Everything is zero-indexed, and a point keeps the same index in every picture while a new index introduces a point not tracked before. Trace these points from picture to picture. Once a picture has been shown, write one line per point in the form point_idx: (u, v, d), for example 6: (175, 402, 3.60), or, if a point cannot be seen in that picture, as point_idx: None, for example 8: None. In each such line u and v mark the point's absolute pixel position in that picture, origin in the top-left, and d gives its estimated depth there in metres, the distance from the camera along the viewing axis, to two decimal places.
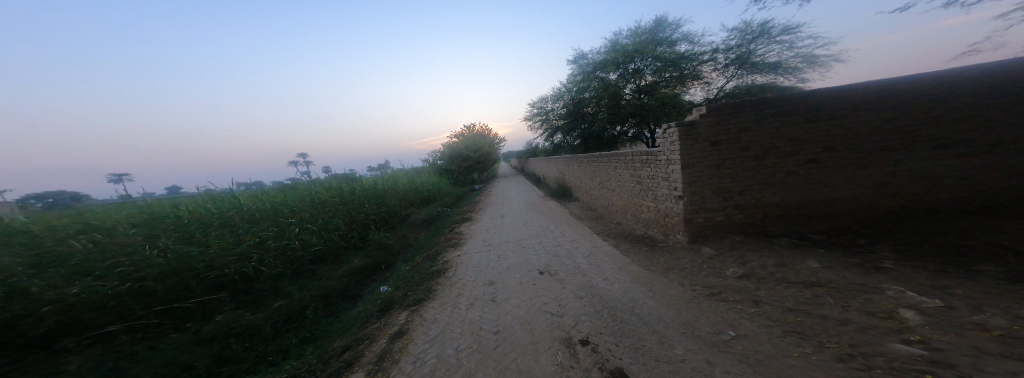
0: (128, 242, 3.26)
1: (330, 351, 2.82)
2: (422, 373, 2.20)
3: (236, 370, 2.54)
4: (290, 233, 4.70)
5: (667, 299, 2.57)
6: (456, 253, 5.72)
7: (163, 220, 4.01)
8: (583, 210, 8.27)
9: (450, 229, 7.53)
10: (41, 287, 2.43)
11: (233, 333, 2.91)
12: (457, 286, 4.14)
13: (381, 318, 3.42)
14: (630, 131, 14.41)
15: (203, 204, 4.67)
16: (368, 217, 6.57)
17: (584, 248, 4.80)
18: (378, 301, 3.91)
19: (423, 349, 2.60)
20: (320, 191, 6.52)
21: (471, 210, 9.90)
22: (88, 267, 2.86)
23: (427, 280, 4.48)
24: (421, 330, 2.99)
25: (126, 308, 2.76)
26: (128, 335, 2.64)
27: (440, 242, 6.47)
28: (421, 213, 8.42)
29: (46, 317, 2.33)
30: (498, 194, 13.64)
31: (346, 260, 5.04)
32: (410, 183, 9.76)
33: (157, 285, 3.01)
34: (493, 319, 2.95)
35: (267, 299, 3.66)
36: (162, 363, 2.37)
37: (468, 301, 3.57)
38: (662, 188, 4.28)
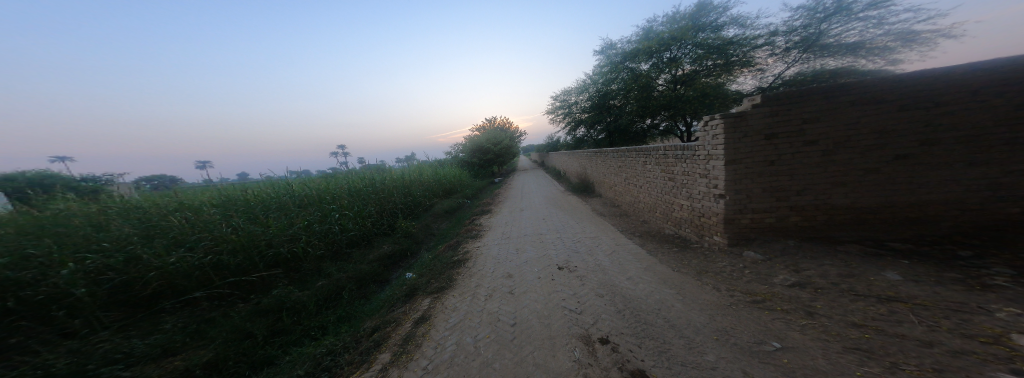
0: (209, 220, 3.69)
1: (361, 331, 2.97)
2: (443, 359, 2.24)
3: (285, 342, 2.77)
4: (331, 217, 5.01)
5: (699, 302, 2.36)
6: (476, 244, 5.78)
7: (236, 202, 4.49)
8: (606, 206, 7.97)
9: (470, 221, 7.62)
10: (149, 254, 2.92)
11: (284, 308, 3.19)
12: (477, 276, 4.17)
13: (407, 303, 3.54)
14: (662, 125, 13.49)
15: (264, 189, 5.17)
16: (396, 206, 6.84)
17: (608, 245, 4.60)
18: (403, 286, 4.06)
19: (444, 335, 2.64)
20: (355, 180, 6.90)
21: (492, 203, 9.93)
22: (182, 239, 3.31)
23: (448, 269, 4.58)
24: (442, 317, 3.04)
25: (207, 278, 3.15)
26: (208, 302, 3.03)
27: (462, 233, 6.56)
28: (443, 204, 8.63)
29: (152, 281, 2.81)
30: (518, 187, 13.59)
31: (377, 245, 5.30)
32: (434, 175, 10.02)
33: (231, 259, 3.37)
34: (511, 311, 2.91)
35: (312, 277, 3.94)
36: (232, 330, 2.68)
37: (488, 291, 3.58)
38: (698, 185, 3.94)
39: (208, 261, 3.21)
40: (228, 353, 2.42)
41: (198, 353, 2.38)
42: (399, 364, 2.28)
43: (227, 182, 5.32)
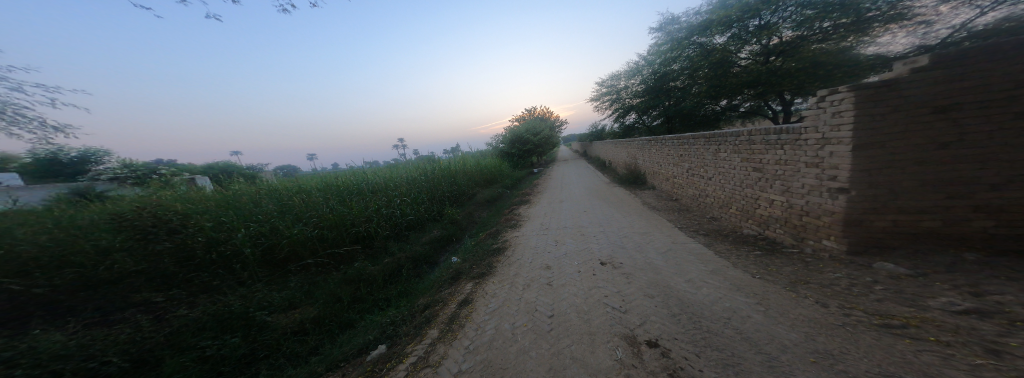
0: (312, 203, 4.53)
1: (415, 307, 3.24)
2: (482, 342, 2.31)
3: (362, 309, 3.24)
4: (394, 203, 5.55)
5: (793, 318, 1.94)
6: (516, 234, 5.82)
7: (332, 189, 5.42)
8: (661, 200, 7.22)
9: (509, 211, 7.67)
10: (283, 225, 3.83)
11: (363, 279, 3.70)
12: (515, 266, 4.19)
13: (452, 285, 3.75)
14: (744, 105, 11.10)
15: (347, 179, 6.09)
16: (444, 194, 7.22)
17: (664, 243, 4.14)
18: (449, 270, 4.31)
19: (484, 320, 2.72)
20: (408, 171, 7.53)
21: (533, 194, 9.81)
22: (300, 215, 4.21)
23: (489, 256, 4.71)
24: (483, 301, 3.13)
25: (315, 247, 3.94)
26: (315, 268, 3.79)
27: (501, 223, 6.64)
28: (485, 193, 8.81)
29: (284, 247, 3.67)
30: (559, 177, 13.23)
31: (428, 230, 5.70)
32: (477, 165, 10.34)
33: (328, 234, 4.13)
34: (548, 302, 2.85)
35: (380, 255, 4.47)
36: (328, 293, 3.31)
37: (525, 281, 3.57)
38: (803, 177, 3.16)
39: (316, 234, 4.04)
40: (325, 312, 3.01)
41: (304, 310, 3.06)
42: (444, 341, 2.43)
43: (323, 173, 6.50)
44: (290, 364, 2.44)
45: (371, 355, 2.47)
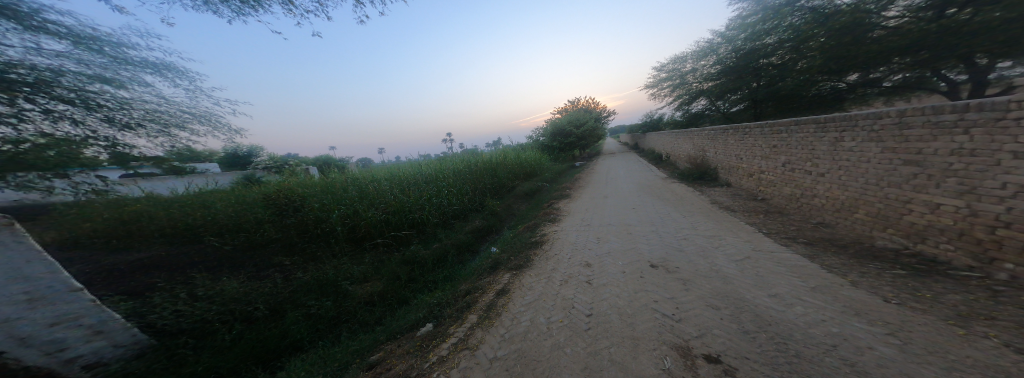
0: (379, 191, 5.20)
1: (457, 292, 3.45)
2: (517, 332, 2.38)
3: (415, 289, 3.59)
4: (443, 193, 5.94)
5: (927, 356, 1.49)
6: (554, 228, 5.71)
7: (393, 180, 6.09)
8: (740, 199, 6.19)
9: (549, 205, 7.52)
10: (361, 210, 4.53)
11: (416, 262, 4.09)
12: (552, 260, 4.12)
13: (491, 275, 3.88)
14: (892, 78, 6.73)
15: (404, 172, 6.77)
16: (487, 185, 7.41)
17: (737, 249, 3.58)
18: (488, 259, 4.46)
19: (520, 311, 2.76)
20: (455, 163, 7.97)
21: (575, 188, 9.43)
22: (372, 200, 4.90)
23: (527, 249, 4.74)
24: (519, 293, 3.18)
25: (381, 230, 4.48)
26: (383, 248, 4.34)
27: (540, 216, 6.59)
28: (525, 186, 8.78)
29: (360, 228, 4.34)
30: (603, 172, 12.52)
31: (471, 219, 5.95)
32: (517, 158, 10.38)
33: (390, 218, 4.64)
34: (586, 301, 2.76)
35: (431, 240, 4.85)
36: (389, 272, 3.76)
37: (563, 277, 3.50)
38: (1003, 174, 2.22)
39: (384, 218, 4.61)
40: (388, 289, 3.42)
41: (373, 284, 3.49)
42: (482, 327, 2.57)
43: (386, 167, 7.40)
44: (359, 331, 2.89)
45: (420, 332, 2.73)
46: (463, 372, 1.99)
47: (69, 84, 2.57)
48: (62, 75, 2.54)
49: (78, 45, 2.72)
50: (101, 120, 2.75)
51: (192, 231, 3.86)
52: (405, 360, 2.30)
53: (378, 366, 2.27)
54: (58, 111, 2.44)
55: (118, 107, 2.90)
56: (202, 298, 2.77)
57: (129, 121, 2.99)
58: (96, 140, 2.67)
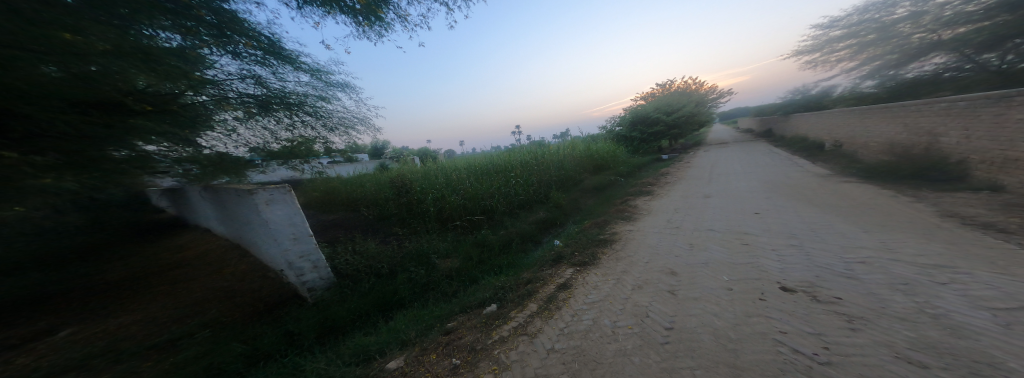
0: (459, 180, 6.06)
1: (519, 279, 3.77)
2: (578, 329, 2.65)
3: (486, 269, 4.02)
4: (510, 183, 6.37)
5: None
6: (627, 228, 5.28)
7: (468, 169, 6.93)
8: (967, 208, 3.95)
9: (622, 201, 6.89)
10: (444, 195, 5.43)
11: (487, 245, 4.59)
12: (624, 262, 4.00)
13: (553, 267, 4.05)
14: None
15: (479, 162, 7.58)
16: (552, 178, 7.41)
17: (915, 275, 2.48)
18: (551, 251, 4.57)
19: (581, 309, 3.01)
20: (523, 154, 8.37)
21: (658, 185, 8.25)
22: (454, 186, 5.80)
23: (593, 246, 4.64)
24: (582, 290, 3.42)
25: (452, 213, 5.17)
26: (463, 228, 5.07)
27: (611, 212, 6.15)
28: (594, 179, 8.28)
29: (445, 208, 5.22)
30: (701, 166, 10.42)
31: (534, 210, 6.09)
32: (586, 150, 9.74)
33: (465, 203, 5.34)
34: (665, 312, 2.64)
35: (499, 225, 5.34)
36: (465, 251, 4.36)
37: (634, 282, 3.41)
38: None
39: (463, 203, 5.37)
40: (463, 267, 3.99)
41: (447, 263, 4.06)
42: (541, 316, 2.94)
43: (466, 157, 8.49)
44: (439, 299, 3.41)
45: (485, 310, 3.18)
46: (520, 355, 2.36)
47: (311, 104, 4.48)
48: (308, 98, 4.41)
49: (315, 77, 4.43)
50: (320, 126, 4.76)
51: (352, 204, 5.82)
52: (472, 332, 2.80)
53: (451, 333, 2.79)
54: (304, 122, 4.50)
55: (328, 117, 4.81)
56: (362, 251, 4.10)
57: (330, 126, 4.90)
58: (317, 139, 4.73)
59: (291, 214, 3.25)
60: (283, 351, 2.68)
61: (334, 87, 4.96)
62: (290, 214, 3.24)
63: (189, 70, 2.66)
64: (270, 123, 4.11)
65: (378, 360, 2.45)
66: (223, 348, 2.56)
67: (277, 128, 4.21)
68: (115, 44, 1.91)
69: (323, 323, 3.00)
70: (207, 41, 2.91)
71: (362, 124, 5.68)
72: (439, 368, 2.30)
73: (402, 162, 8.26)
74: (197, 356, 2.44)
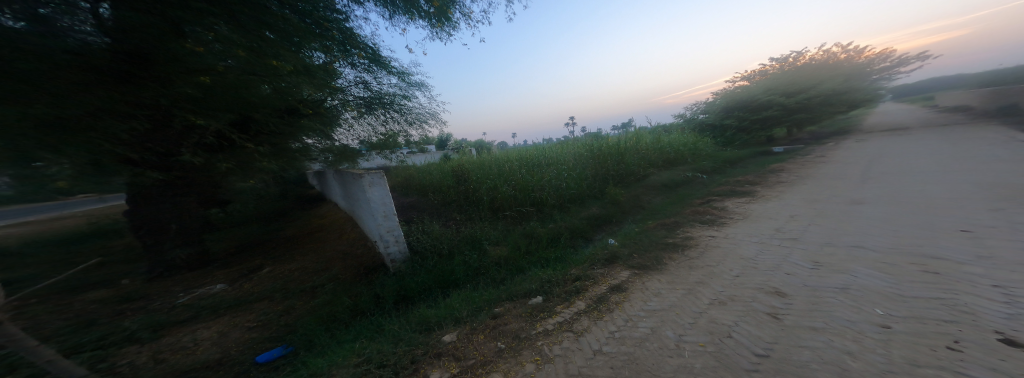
0: (511, 171, 6.34)
1: (567, 275, 3.66)
2: (632, 335, 2.55)
3: (534, 262, 4.04)
4: (561, 177, 6.25)
5: None
6: (707, 235, 4.43)
7: (519, 161, 7.16)
8: None
9: (701, 202, 5.80)
10: (498, 186, 5.78)
11: (534, 237, 4.65)
12: (700, 272, 3.41)
13: (606, 267, 3.77)
14: None
15: (531, 154, 7.72)
16: (609, 172, 6.85)
17: None
18: (604, 250, 4.27)
19: (637, 315, 2.83)
20: (578, 147, 8.03)
21: (759, 184, 6.57)
22: (506, 177, 6.10)
23: (657, 249, 4.11)
24: (640, 295, 3.14)
25: (505, 203, 5.50)
26: (514, 218, 5.30)
27: (685, 214, 5.27)
28: (663, 175, 7.25)
29: (498, 197, 5.58)
30: (835, 160, 7.73)
31: (587, 206, 5.80)
32: (656, 141, 8.53)
33: (516, 195, 5.56)
34: (758, 337, 2.20)
35: (547, 218, 5.34)
36: (514, 241, 4.51)
37: (714, 297, 2.93)
38: None
39: (514, 194, 5.60)
40: (512, 257, 4.10)
41: (498, 249, 4.29)
42: (589, 315, 2.86)
43: (519, 149, 8.78)
44: (489, 284, 3.55)
45: (530, 301, 3.22)
46: (564, 350, 2.44)
47: (398, 103, 5.55)
48: (396, 98, 5.48)
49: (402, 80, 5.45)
50: (404, 122, 5.86)
51: (424, 189, 6.88)
52: (517, 321, 2.91)
53: (498, 317, 2.96)
54: (393, 119, 5.67)
55: (409, 113, 5.83)
56: (431, 232, 4.58)
57: (412, 121, 5.92)
58: (401, 133, 5.92)
59: (384, 194, 3.86)
60: (372, 309, 3.31)
61: (413, 86, 6.02)
62: (383, 195, 3.85)
63: (328, 80, 3.99)
64: (373, 121, 5.55)
65: (435, 331, 2.82)
66: (341, 300, 3.44)
67: (375, 124, 5.55)
68: (298, 67, 3.37)
69: (399, 291, 3.48)
70: (337, 56, 4.08)
71: (432, 118, 6.61)
72: (486, 349, 2.53)
73: (463, 153, 9.26)
74: (327, 301, 3.43)
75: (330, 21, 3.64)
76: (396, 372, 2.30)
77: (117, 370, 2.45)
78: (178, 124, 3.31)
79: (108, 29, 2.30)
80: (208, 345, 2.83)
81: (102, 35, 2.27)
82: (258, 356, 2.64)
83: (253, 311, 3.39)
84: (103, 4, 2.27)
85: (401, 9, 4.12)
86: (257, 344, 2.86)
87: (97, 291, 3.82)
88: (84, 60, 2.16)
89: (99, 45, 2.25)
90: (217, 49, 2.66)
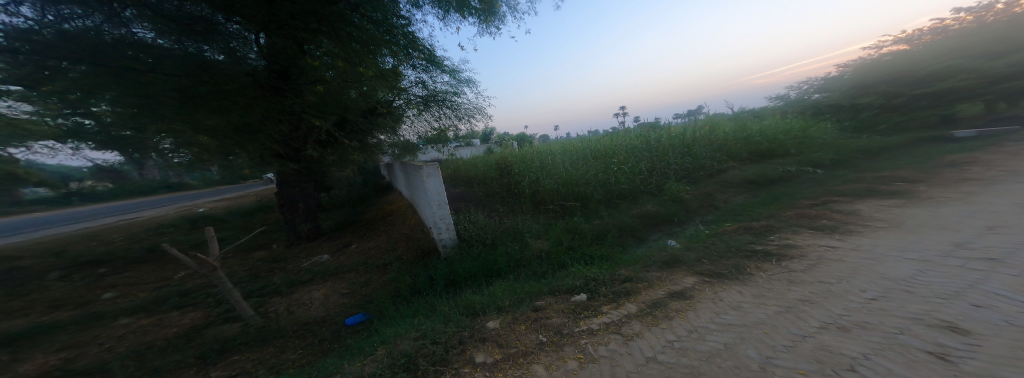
0: (554, 164, 6.25)
1: (615, 276, 3.34)
2: (696, 348, 2.13)
3: (578, 258, 3.85)
4: (610, 170, 5.81)
5: None
6: (819, 245, 3.35)
7: (562, 153, 7.02)
8: None
9: (808, 204, 4.51)
10: (540, 180, 5.75)
11: (577, 233, 4.43)
12: (806, 288, 2.61)
13: (665, 271, 3.29)
14: None
15: (576, 146, 7.47)
16: (670, 166, 6.02)
17: None
18: (662, 252, 3.76)
19: (706, 328, 2.36)
20: (629, 137, 7.29)
21: (918, 182, 4.68)
22: (550, 171, 6.02)
23: (738, 257, 3.37)
24: (711, 306, 2.62)
25: (547, 196, 5.42)
26: (556, 212, 5.18)
27: (780, 218, 4.20)
28: (747, 170, 5.97)
29: (539, 187, 5.60)
30: None
31: (641, 202, 5.22)
32: (738, 129, 7.07)
33: (559, 189, 5.41)
34: (907, 372, 1.47)
35: (592, 214, 5.03)
36: (555, 234, 4.40)
37: (828, 320, 2.19)
38: None
39: (557, 187, 5.48)
40: (554, 251, 4.00)
41: (541, 243, 4.24)
42: (642, 320, 2.54)
43: (563, 141, 8.64)
44: (530, 277, 3.55)
45: (574, 298, 3.06)
46: (611, 353, 2.22)
47: (449, 99, 6.37)
48: (447, 95, 6.29)
49: (453, 77, 6.16)
50: (453, 117, 6.67)
51: (469, 180, 7.47)
52: (559, 316, 2.80)
53: (539, 310, 2.91)
54: (444, 114, 6.53)
55: (458, 108, 6.58)
56: (477, 221, 4.84)
57: (460, 115, 6.67)
58: (451, 127, 6.74)
59: (438, 184, 4.29)
60: (428, 289, 3.70)
61: (463, 83, 6.70)
62: (438, 185, 4.28)
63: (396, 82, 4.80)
64: (429, 117, 6.57)
65: (480, 316, 2.96)
66: (403, 278, 3.96)
67: (430, 119, 6.51)
68: (376, 73, 4.00)
69: (449, 275, 3.79)
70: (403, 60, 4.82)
71: (478, 113, 7.26)
72: (527, 340, 2.52)
73: (505, 146, 9.79)
74: (394, 278, 4.00)
75: (398, 28, 4.13)
76: (447, 349, 2.48)
77: (269, 315, 3.42)
78: (303, 125, 4.52)
79: (263, 54, 3.76)
80: (318, 304, 3.66)
81: (259, 59, 3.79)
82: (346, 320, 3.26)
83: (345, 280, 4.23)
84: (261, 35, 3.57)
85: (453, 7, 4.62)
86: (347, 308, 3.56)
87: (256, 254, 5.39)
88: (255, 78, 3.60)
89: (259, 66, 3.77)
90: (324, 62, 3.76)
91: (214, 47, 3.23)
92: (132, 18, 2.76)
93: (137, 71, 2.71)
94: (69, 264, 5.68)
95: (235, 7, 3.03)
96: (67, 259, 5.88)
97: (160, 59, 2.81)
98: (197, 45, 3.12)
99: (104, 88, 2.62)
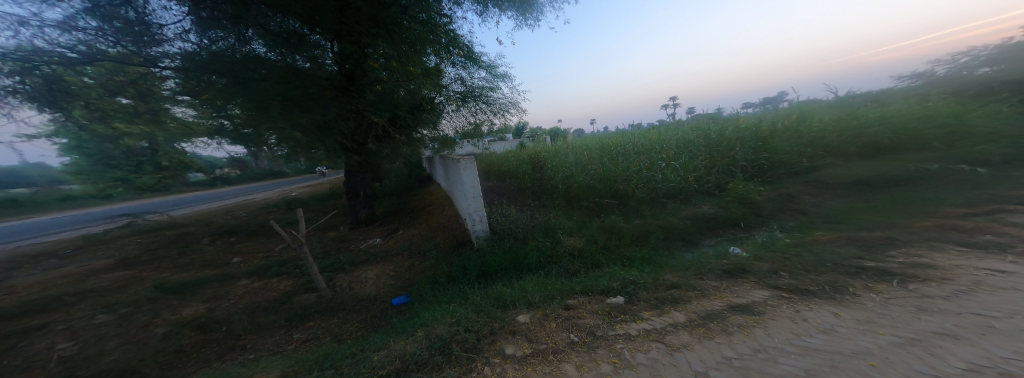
0: (591, 159, 5.97)
1: (659, 281, 2.98)
2: (764, 370, 1.73)
3: (615, 259, 3.59)
4: (656, 166, 5.27)
5: None
6: (977, 267, 2.38)
7: (600, 148, 6.67)
8: None
9: (950, 214, 3.36)
10: (575, 175, 5.54)
11: (614, 232, 4.13)
12: (950, 319, 1.90)
13: (726, 281, 2.80)
14: None
15: (616, 140, 7.01)
16: (737, 163, 5.20)
17: None
18: (721, 260, 3.23)
19: (779, 349, 1.91)
20: (682, 130, 6.52)
21: None
22: (586, 166, 5.76)
23: (832, 272, 2.68)
24: (790, 326, 2.12)
25: (582, 193, 5.20)
26: (591, 209, 4.93)
27: (899, 230, 3.23)
28: (848, 169, 4.78)
29: (573, 182, 5.43)
30: None
31: (695, 203, 4.62)
32: (835, 118, 5.71)
33: (596, 186, 5.14)
34: None
35: (632, 214, 4.63)
36: (588, 232, 4.18)
37: (984, 359, 1.55)
38: None
39: (593, 183, 5.21)
40: (587, 248, 3.80)
41: (575, 240, 4.06)
42: (691, 331, 2.20)
43: (601, 136, 8.22)
44: (562, 274, 3.42)
45: (609, 300, 2.82)
46: (652, 361, 1.97)
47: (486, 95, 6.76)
48: (484, 90, 6.67)
49: (491, 73, 6.45)
50: (488, 110, 7.08)
51: (502, 175, 7.69)
52: (593, 317, 2.61)
53: (571, 309, 2.76)
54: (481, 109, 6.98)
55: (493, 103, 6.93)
56: (510, 216, 4.88)
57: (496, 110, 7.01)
58: (486, 122, 7.20)
59: (474, 178, 4.48)
60: (462, 277, 3.86)
61: (499, 78, 6.98)
62: (473, 178, 4.47)
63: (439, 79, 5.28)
64: (467, 112, 7.05)
65: (510, 309, 2.94)
66: (441, 266, 4.20)
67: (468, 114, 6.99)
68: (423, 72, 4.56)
69: (481, 266, 3.88)
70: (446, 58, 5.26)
71: (513, 107, 7.45)
72: (558, 338, 2.40)
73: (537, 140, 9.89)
74: (434, 265, 4.28)
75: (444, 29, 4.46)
76: (479, 338, 2.52)
77: (336, 289, 3.98)
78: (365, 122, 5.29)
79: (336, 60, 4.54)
80: (371, 283, 4.13)
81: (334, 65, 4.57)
82: (393, 300, 3.59)
83: (394, 263, 4.67)
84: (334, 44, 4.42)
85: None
86: (394, 289, 3.92)
87: (329, 235, 6.38)
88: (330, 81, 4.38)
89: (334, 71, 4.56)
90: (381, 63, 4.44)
91: (302, 57, 4.01)
92: (252, 37, 3.57)
93: (256, 80, 3.54)
94: (213, 232, 7.60)
95: (316, 19, 3.77)
96: (212, 229, 7.86)
97: (269, 69, 3.65)
98: (293, 56, 3.93)
99: (233, 93, 3.54)
